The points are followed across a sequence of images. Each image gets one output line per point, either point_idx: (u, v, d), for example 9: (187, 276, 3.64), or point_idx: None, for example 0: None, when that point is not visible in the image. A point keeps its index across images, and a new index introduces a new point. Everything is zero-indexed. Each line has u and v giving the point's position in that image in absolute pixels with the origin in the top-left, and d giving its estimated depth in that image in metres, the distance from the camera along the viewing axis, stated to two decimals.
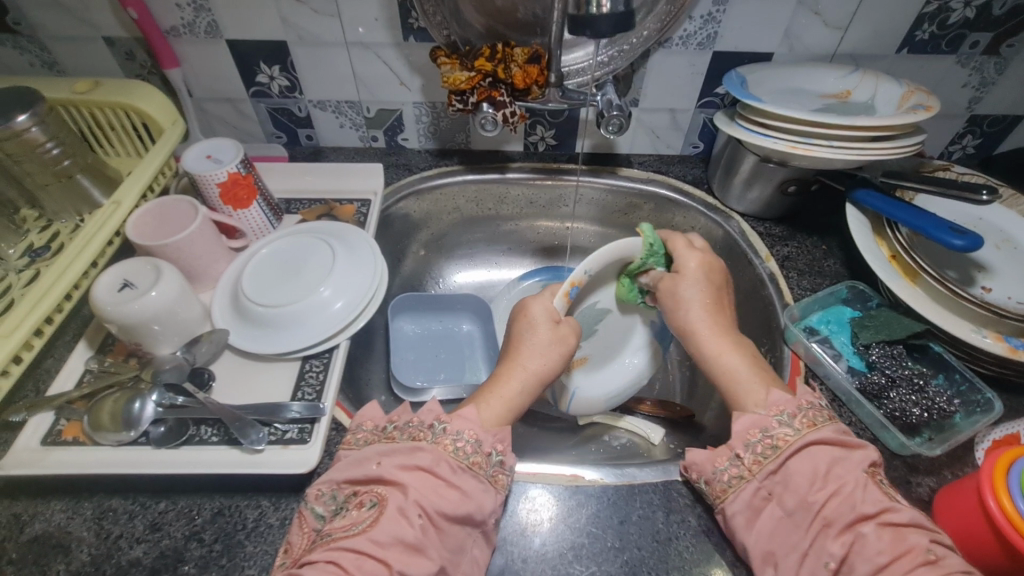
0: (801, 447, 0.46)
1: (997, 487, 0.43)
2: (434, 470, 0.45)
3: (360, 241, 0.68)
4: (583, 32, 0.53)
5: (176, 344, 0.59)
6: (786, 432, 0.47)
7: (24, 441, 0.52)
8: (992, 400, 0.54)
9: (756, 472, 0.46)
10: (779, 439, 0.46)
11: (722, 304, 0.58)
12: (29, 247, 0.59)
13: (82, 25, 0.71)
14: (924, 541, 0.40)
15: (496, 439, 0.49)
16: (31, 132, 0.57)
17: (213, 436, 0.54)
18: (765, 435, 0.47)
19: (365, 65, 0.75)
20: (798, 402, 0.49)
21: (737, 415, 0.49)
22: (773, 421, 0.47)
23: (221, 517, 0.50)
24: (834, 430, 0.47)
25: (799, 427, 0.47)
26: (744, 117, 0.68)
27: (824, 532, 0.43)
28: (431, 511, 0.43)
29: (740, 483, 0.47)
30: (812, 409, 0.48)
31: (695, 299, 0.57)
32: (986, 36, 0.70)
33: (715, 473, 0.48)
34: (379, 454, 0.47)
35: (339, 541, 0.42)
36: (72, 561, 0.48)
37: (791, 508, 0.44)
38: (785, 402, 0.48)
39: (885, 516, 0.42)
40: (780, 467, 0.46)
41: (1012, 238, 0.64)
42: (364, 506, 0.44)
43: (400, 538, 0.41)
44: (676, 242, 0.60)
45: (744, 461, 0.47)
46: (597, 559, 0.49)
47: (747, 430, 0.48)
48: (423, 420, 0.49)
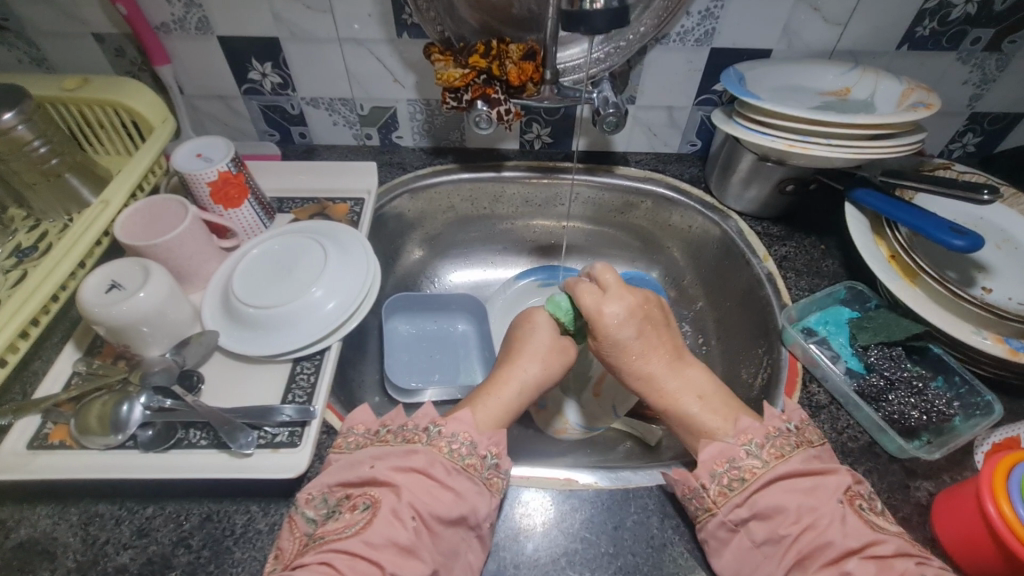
0: (769, 481, 0.46)
1: (996, 492, 0.42)
2: (428, 472, 0.45)
3: (353, 241, 0.67)
4: (578, 28, 0.52)
5: (166, 345, 0.58)
6: (754, 463, 0.47)
7: (9, 446, 0.51)
8: (992, 403, 0.53)
9: (722, 505, 0.46)
10: (745, 471, 0.47)
11: (656, 342, 0.57)
12: (16, 247, 0.58)
13: (71, 21, 0.70)
14: (911, 566, 0.40)
15: (490, 441, 0.48)
16: (18, 130, 0.56)
17: (202, 440, 0.53)
18: (732, 467, 0.47)
19: (358, 62, 0.74)
20: (766, 429, 0.49)
21: (703, 445, 0.49)
22: (740, 451, 0.48)
23: (210, 522, 0.50)
24: (802, 459, 0.47)
25: (766, 458, 0.47)
26: (742, 115, 0.67)
27: (801, 565, 0.42)
28: (426, 514, 0.43)
29: (707, 515, 0.46)
30: (780, 437, 0.48)
31: (629, 346, 0.56)
32: (987, 33, 0.69)
33: (685, 500, 0.48)
34: (372, 457, 0.47)
35: (332, 543, 0.41)
36: (57, 568, 0.47)
37: (760, 539, 0.44)
38: (753, 430, 0.49)
39: (870, 549, 0.41)
40: (746, 500, 0.45)
41: (1012, 237, 0.63)
42: (357, 509, 0.43)
43: (393, 540, 0.41)
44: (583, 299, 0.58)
45: (710, 492, 0.47)
46: (590, 565, 0.48)
47: (714, 460, 0.48)
48: (418, 424, 0.49)
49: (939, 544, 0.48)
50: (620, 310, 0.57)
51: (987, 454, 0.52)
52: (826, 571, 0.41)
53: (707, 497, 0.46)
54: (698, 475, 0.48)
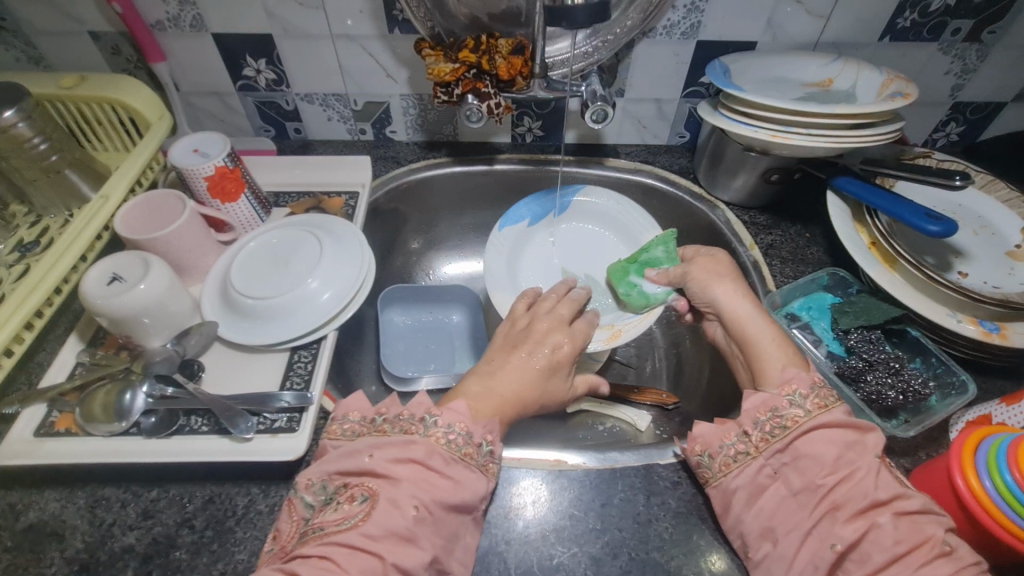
0: (810, 429, 0.47)
1: (964, 466, 0.44)
2: (427, 462, 0.46)
3: (348, 233, 0.69)
4: (560, 22, 0.53)
5: (166, 336, 0.59)
6: (797, 412, 0.48)
7: (17, 433, 0.53)
8: (966, 383, 0.55)
9: (763, 450, 0.48)
10: (789, 420, 0.48)
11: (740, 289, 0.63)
12: (18, 242, 0.60)
13: (68, 20, 0.71)
14: (940, 532, 0.41)
15: (485, 430, 0.50)
16: (18, 128, 0.57)
17: (204, 426, 0.55)
18: (776, 415, 0.48)
19: (352, 57, 0.76)
20: (813, 379, 0.50)
21: (746, 394, 0.51)
22: (784, 401, 0.49)
23: (212, 504, 0.52)
24: (845, 412, 0.48)
25: (810, 408, 0.48)
26: (726, 106, 0.68)
27: (831, 516, 0.43)
28: (430, 502, 0.45)
29: (746, 460, 0.48)
30: (825, 389, 0.49)
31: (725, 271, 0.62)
32: (967, 23, 0.70)
33: (721, 447, 0.49)
34: (369, 447, 0.48)
35: (331, 536, 0.42)
36: (66, 548, 0.49)
37: (797, 488, 0.45)
38: (799, 380, 0.50)
39: (898, 503, 0.43)
40: (787, 446, 0.47)
41: (989, 224, 0.65)
42: (355, 500, 0.44)
43: (393, 530, 0.42)
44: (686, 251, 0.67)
45: (752, 438, 0.48)
46: (578, 540, 0.50)
47: (756, 408, 0.49)
48: (414, 413, 0.50)
49: None
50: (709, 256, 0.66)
51: (960, 430, 0.53)
52: (856, 521, 0.42)
53: (750, 442, 0.48)
54: (740, 422, 0.50)
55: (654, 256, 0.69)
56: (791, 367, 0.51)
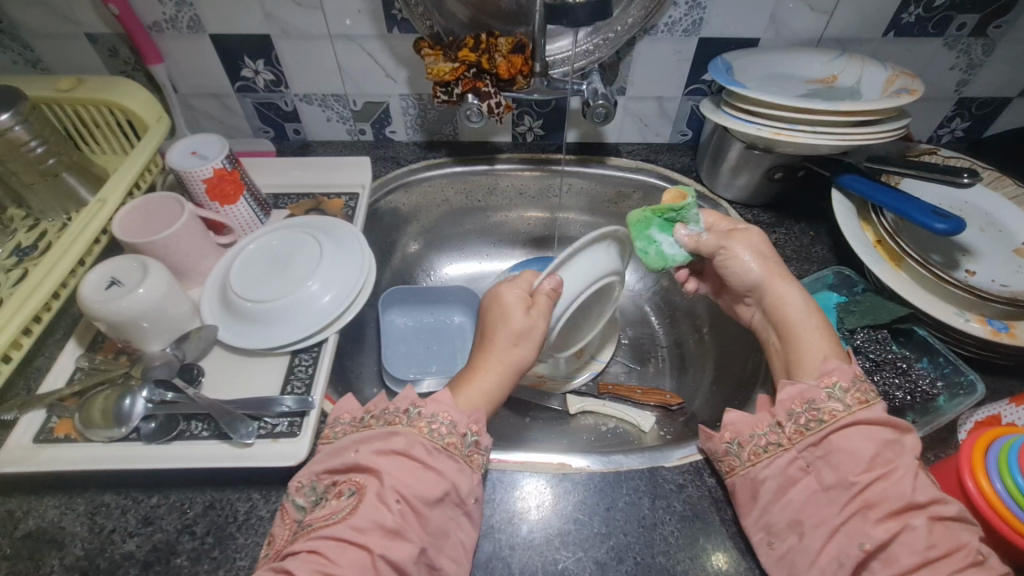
0: (848, 424, 0.47)
1: (975, 468, 0.44)
2: (407, 453, 0.46)
3: (347, 234, 0.68)
4: (561, 21, 0.53)
5: (166, 340, 0.59)
6: (835, 407, 0.48)
7: (15, 440, 0.53)
8: (974, 383, 0.54)
9: (795, 443, 0.48)
10: (824, 414, 0.48)
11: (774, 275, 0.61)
12: (17, 246, 0.59)
13: (65, 22, 0.70)
14: (974, 540, 0.41)
15: (470, 419, 0.49)
16: (15, 132, 0.56)
17: (204, 431, 0.54)
18: (811, 409, 0.49)
19: (351, 57, 0.75)
20: (854, 373, 0.50)
21: (782, 386, 0.51)
22: (822, 395, 0.49)
23: (213, 510, 0.51)
24: (883, 410, 0.48)
25: (849, 403, 0.48)
26: (729, 104, 0.68)
27: (863, 515, 0.44)
28: (410, 497, 0.44)
29: (777, 451, 0.49)
30: (866, 383, 0.50)
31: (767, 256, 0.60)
32: (973, 18, 0.70)
33: (751, 438, 0.50)
34: (355, 443, 0.48)
35: (320, 530, 0.42)
36: (65, 556, 0.48)
37: (828, 483, 0.46)
38: (840, 373, 0.50)
39: (934, 508, 0.43)
40: (820, 441, 0.47)
41: (997, 221, 0.64)
42: (342, 495, 0.45)
43: (379, 523, 0.42)
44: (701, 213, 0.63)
45: (785, 431, 0.49)
46: (583, 545, 0.49)
47: (792, 400, 0.50)
48: (398, 407, 0.50)
49: None
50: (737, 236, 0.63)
51: (970, 432, 0.53)
52: (889, 522, 0.43)
53: (782, 434, 0.49)
54: (775, 413, 0.50)
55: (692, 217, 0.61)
56: (832, 360, 0.52)
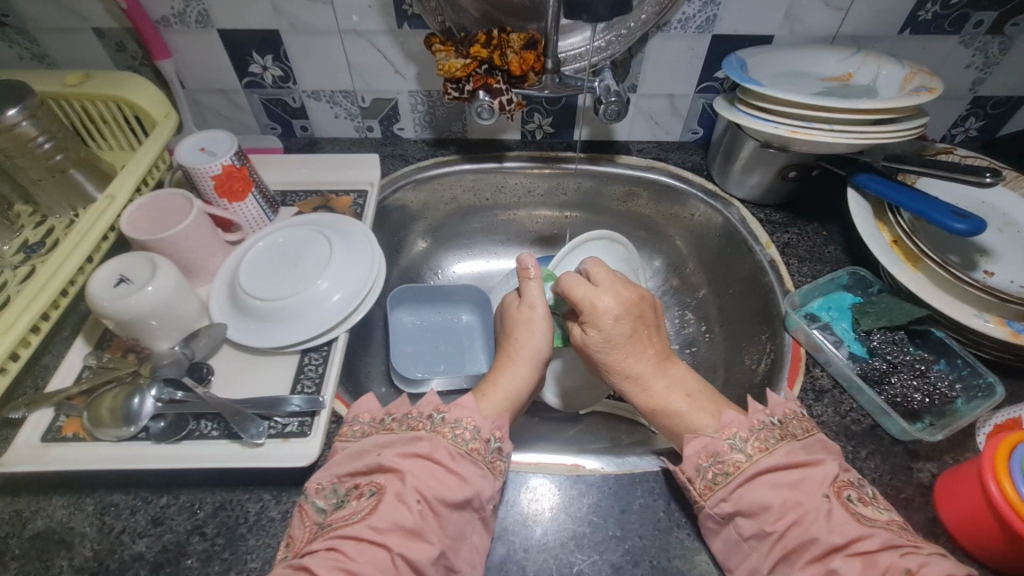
0: (751, 476, 0.46)
1: (998, 470, 0.43)
2: (433, 457, 0.46)
3: (357, 232, 0.68)
4: (580, 15, 0.52)
5: (174, 339, 0.58)
6: (737, 458, 0.47)
7: (23, 439, 0.52)
8: (994, 385, 0.54)
9: (708, 497, 0.47)
10: (730, 466, 0.47)
11: (645, 345, 0.58)
12: (24, 243, 0.59)
13: (73, 17, 0.70)
14: (897, 560, 0.40)
15: (494, 426, 0.50)
16: (22, 127, 0.56)
17: (214, 430, 0.54)
18: (717, 461, 0.47)
19: (360, 54, 0.74)
20: (751, 422, 0.49)
21: (686, 441, 0.49)
22: (725, 446, 0.48)
23: (223, 511, 0.51)
24: (786, 454, 0.46)
25: (750, 453, 0.47)
26: (743, 101, 0.67)
27: (786, 562, 0.43)
28: (431, 498, 0.43)
29: (696, 505, 0.48)
30: (766, 430, 0.48)
31: (611, 357, 0.58)
32: (990, 16, 0.69)
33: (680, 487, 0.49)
34: (379, 445, 0.47)
35: (339, 529, 0.42)
36: (74, 557, 0.48)
37: (748, 534, 0.45)
38: (738, 425, 0.49)
39: (854, 545, 0.41)
40: (731, 494, 0.46)
41: (1014, 221, 0.64)
42: (364, 496, 0.44)
43: (399, 523, 0.42)
44: (573, 286, 0.60)
45: (697, 486, 0.48)
46: (598, 548, 0.49)
47: (698, 455, 0.48)
48: (423, 411, 0.49)
49: (940, 523, 0.49)
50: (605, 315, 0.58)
51: (988, 436, 0.53)
52: (812, 567, 0.42)
53: (694, 491, 0.48)
54: (684, 469, 0.49)
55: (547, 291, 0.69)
56: (729, 413, 0.50)
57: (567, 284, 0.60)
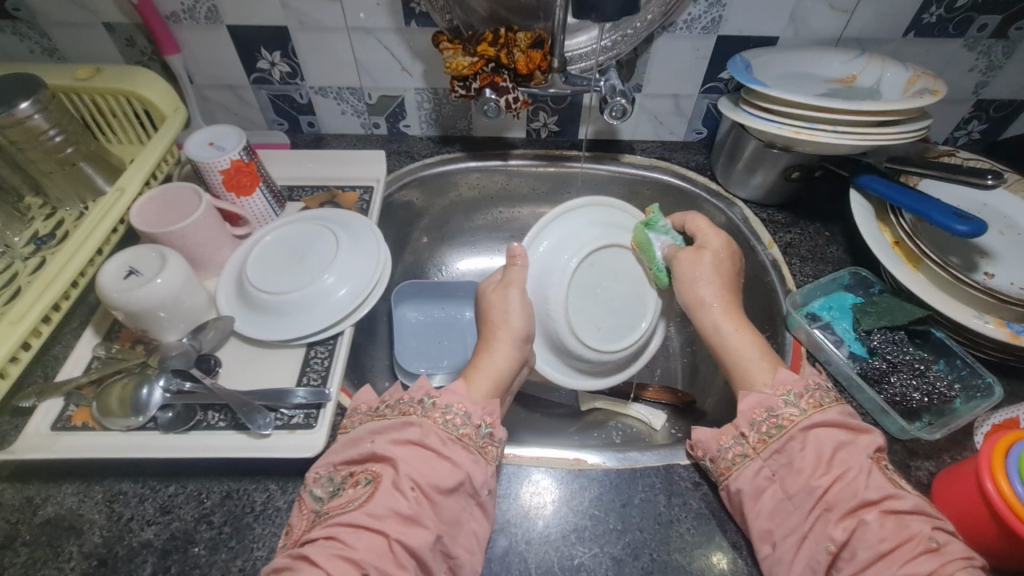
0: (807, 427, 0.47)
1: (994, 468, 0.43)
2: (422, 443, 0.46)
3: (363, 228, 0.68)
4: (589, 15, 0.53)
5: (182, 331, 0.59)
6: (793, 412, 0.48)
7: (34, 428, 0.53)
8: (992, 386, 0.54)
9: (761, 451, 0.48)
10: (784, 419, 0.48)
11: (734, 286, 0.61)
12: (34, 235, 0.59)
13: (84, 12, 0.70)
14: (926, 529, 0.41)
15: (484, 411, 0.50)
16: (34, 120, 0.56)
17: (221, 421, 0.54)
18: (771, 415, 0.49)
19: (367, 51, 0.75)
20: (806, 382, 0.50)
21: (742, 395, 0.51)
22: (779, 401, 0.49)
23: (230, 500, 0.51)
24: (839, 412, 0.48)
25: (804, 407, 0.48)
26: (747, 102, 0.67)
27: (825, 517, 0.43)
28: (424, 484, 0.44)
29: (744, 461, 0.48)
30: (822, 390, 0.50)
31: (715, 277, 0.60)
32: (994, 19, 0.69)
33: (720, 451, 0.50)
34: (371, 433, 0.48)
35: (336, 517, 0.42)
36: (84, 543, 0.49)
37: (792, 491, 0.46)
38: (792, 381, 0.50)
39: (888, 503, 0.43)
40: (784, 446, 0.47)
41: (1015, 223, 0.64)
42: (359, 484, 0.45)
43: (395, 510, 0.42)
44: (697, 221, 0.64)
45: (750, 439, 0.49)
46: (599, 541, 0.50)
47: (753, 409, 0.50)
48: (413, 397, 0.50)
49: None
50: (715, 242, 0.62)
51: (986, 436, 0.53)
52: (845, 521, 0.43)
53: (747, 444, 0.49)
54: (737, 424, 0.50)
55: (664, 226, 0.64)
56: (783, 370, 0.52)
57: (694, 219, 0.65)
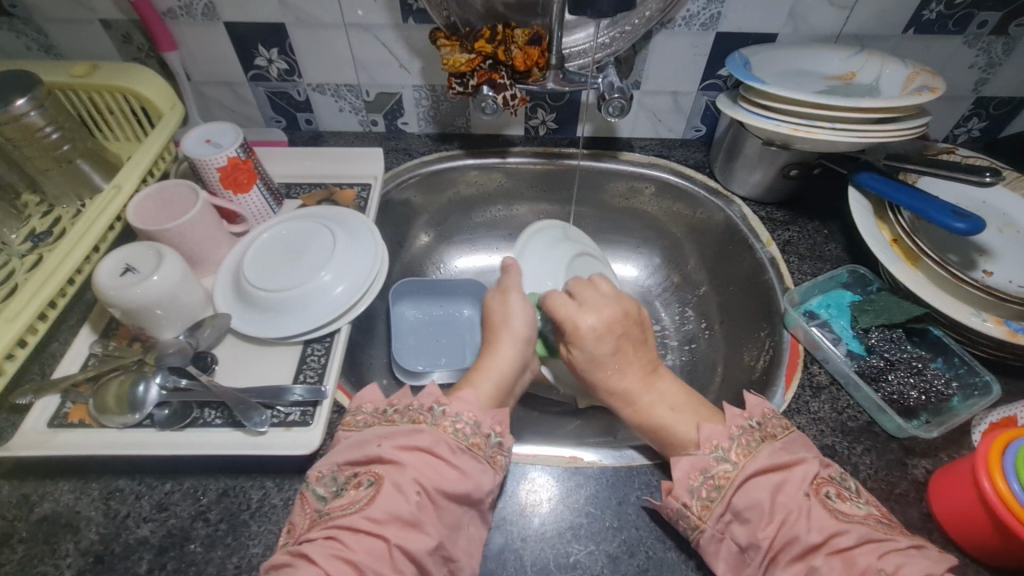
0: (742, 482, 0.45)
1: (992, 468, 0.43)
2: (433, 451, 0.46)
3: (361, 226, 0.68)
4: (584, 11, 0.53)
5: (179, 328, 0.59)
6: (726, 468, 0.46)
7: (30, 424, 0.53)
8: (990, 383, 0.54)
9: (706, 518, 0.45)
10: (720, 479, 0.46)
11: (628, 355, 0.59)
12: (31, 232, 0.59)
13: (80, 8, 0.70)
14: (874, 561, 0.40)
15: (495, 421, 0.50)
16: (30, 117, 0.56)
17: (218, 418, 0.54)
18: (707, 477, 0.47)
19: (365, 48, 0.75)
20: (729, 430, 0.49)
21: (674, 462, 0.48)
22: (710, 460, 0.47)
23: (226, 497, 0.51)
24: (768, 454, 0.46)
25: (736, 460, 0.47)
26: (746, 99, 0.67)
27: (773, 563, 0.42)
28: (431, 489, 0.44)
29: (695, 532, 0.46)
30: (745, 436, 0.48)
31: (603, 361, 0.58)
32: (995, 16, 0.69)
33: (671, 519, 0.48)
34: (379, 436, 0.48)
35: (337, 519, 0.43)
36: (81, 540, 0.49)
37: (744, 543, 0.44)
38: (716, 436, 0.48)
39: (832, 543, 0.41)
40: (727, 507, 0.45)
41: (1014, 221, 0.64)
42: (362, 485, 0.45)
43: (397, 514, 0.42)
44: (558, 305, 0.61)
45: (693, 508, 0.46)
46: (595, 538, 0.50)
47: (687, 475, 0.47)
48: (423, 403, 0.50)
49: (934, 518, 0.49)
50: (596, 321, 0.59)
51: (983, 433, 0.53)
52: (796, 566, 0.42)
53: (692, 516, 0.46)
54: (677, 495, 0.47)
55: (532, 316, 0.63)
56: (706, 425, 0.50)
57: (551, 302, 0.61)
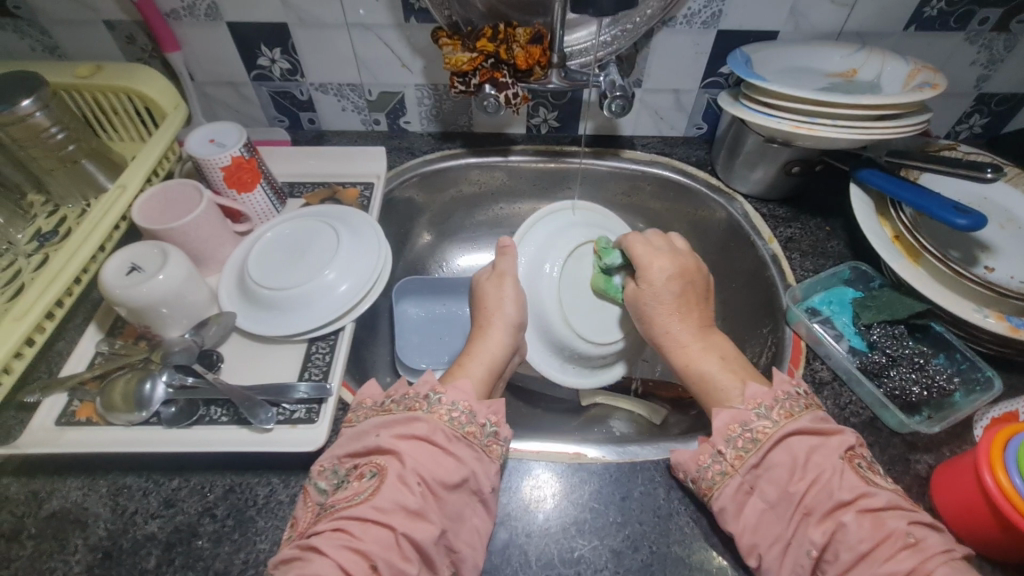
0: (782, 438, 0.45)
1: (992, 462, 0.43)
2: (430, 439, 0.47)
3: (363, 224, 0.69)
4: (585, 10, 0.53)
5: (184, 326, 0.59)
6: (765, 424, 0.47)
7: (39, 422, 0.53)
8: (992, 379, 0.55)
9: (739, 467, 0.46)
10: (758, 432, 0.46)
11: (692, 308, 0.60)
12: (38, 231, 0.60)
13: (83, 9, 0.71)
14: (901, 525, 0.40)
15: (490, 410, 0.50)
16: (36, 117, 0.57)
17: (224, 416, 0.55)
18: (745, 429, 0.47)
19: (367, 47, 0.75)
20: (775, 392, 0.48)
21: (715, 411, 0.49)
22: (751, 414, 0.47)
23: (233, 494, 0.52)
24: (811, 419, 0.47)
25: (777, 418, 0.47)
26: (748, 96, 0.67)
27: (804, 521, 0.43)
28: (431, 480, 0.44)
29: (724, 479, 0.46)
30: (790, 398, 0.48)
31: (667, 299, 0.59)
32: (996, 12, 0.69)
33: (700, 471, 0.48)
34: (376, 428, 0.48)
35: (343, 510, 0.43)
36: (89, 536, 0.49)
37: (774, 500, 0.44)
38: (762, 394, 0.48)
39: (863, 502, 0.42)
40: (762, 459, 0.45)
41: (1015, 217, 0.64)
42: (364, 477, 0.45)
43: (402, 505, 0.42)
44: (635, 244, 0.62)
45: (727, 456, 0.46)
46: (599, 533, 0.50)
47: (727, 424, 0.48)
48: (419, 392, 0.50)
49: (936, 513, 0.50)
50: (671, 266, 0.60)
51: (986, 428, 0.53)
52: (825, 523, 0.42)
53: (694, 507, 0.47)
54: (713, 441, 0.47)
55: (613, 257, 0.65)
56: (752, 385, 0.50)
57: (630, 241, 0.63)
